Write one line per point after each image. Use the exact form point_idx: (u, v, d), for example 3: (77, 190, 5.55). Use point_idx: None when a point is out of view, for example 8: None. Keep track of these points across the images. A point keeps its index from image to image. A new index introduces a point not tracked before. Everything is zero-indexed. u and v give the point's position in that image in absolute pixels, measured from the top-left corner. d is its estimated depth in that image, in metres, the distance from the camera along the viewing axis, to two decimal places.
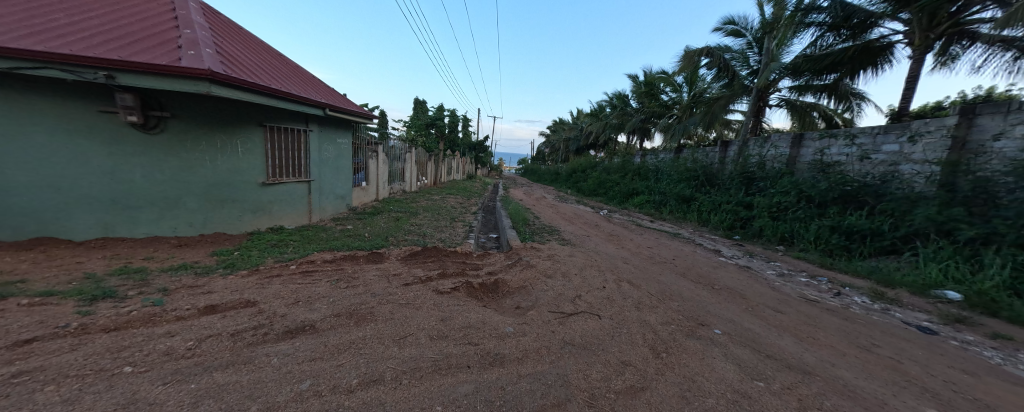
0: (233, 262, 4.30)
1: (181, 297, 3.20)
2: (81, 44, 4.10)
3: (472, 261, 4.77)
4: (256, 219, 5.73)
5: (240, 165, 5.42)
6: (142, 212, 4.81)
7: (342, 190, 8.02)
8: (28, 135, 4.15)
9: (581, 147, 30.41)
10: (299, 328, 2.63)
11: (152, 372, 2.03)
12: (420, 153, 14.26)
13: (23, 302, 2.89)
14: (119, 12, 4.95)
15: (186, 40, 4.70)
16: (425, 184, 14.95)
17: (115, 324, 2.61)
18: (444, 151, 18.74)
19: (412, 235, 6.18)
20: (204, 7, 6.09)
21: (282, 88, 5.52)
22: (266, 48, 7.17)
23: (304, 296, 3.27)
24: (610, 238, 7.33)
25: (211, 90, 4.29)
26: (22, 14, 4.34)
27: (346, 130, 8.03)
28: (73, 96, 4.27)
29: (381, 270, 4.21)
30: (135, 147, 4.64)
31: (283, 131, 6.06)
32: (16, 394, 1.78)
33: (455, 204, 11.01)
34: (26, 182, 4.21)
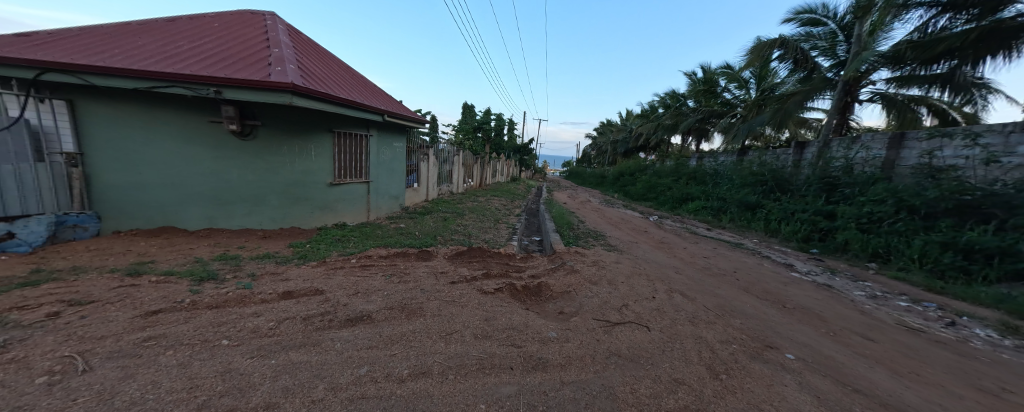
0: (305, 253, 4.81)
1: (265, 282, 3.67)
2: (199, 65, 4.92)
3: (515, 263, 4.81)
4: (323, 216, 6.36)
5: (312, 167, 6.06)
6: (236, 208, 5.59)
7: (395, 191, 8.58)
8: (159, 141, 5.07)
9: (630, 149, 29.15)
10: (357, 317, 2.86)
11: (243, 346, 2.35)
12: (467, 156, 14.75)
13: (151, 279, 3.51)
14: (226, 37, 5.86)
15: (274, 59, 5.40)
16: (471, 186, 15.42)
17: (214, 303, 3.06)
18: (490, 154, 19.14)
19: (458, 235, 6.42)
20: (289, 29, 6.95)
21: (349, 97, 6.09)
22: (337, 61, 7.96)
23: (363, 288, 3.56)
24: (662, 246, 6.90)
25: (293, 101, 4.86)
26: (159, 44, 5.33)
27: (400, 135, 8.60)
28: (191, 109, 5.12)
29: (430, 267, 4.43)
30: (232, 151, 5.40)
31: (348, 136, 6.66)
32: (147, 354, 2.19)
33: (499, 205, 11.20)
34: (156, 180, 5.15)
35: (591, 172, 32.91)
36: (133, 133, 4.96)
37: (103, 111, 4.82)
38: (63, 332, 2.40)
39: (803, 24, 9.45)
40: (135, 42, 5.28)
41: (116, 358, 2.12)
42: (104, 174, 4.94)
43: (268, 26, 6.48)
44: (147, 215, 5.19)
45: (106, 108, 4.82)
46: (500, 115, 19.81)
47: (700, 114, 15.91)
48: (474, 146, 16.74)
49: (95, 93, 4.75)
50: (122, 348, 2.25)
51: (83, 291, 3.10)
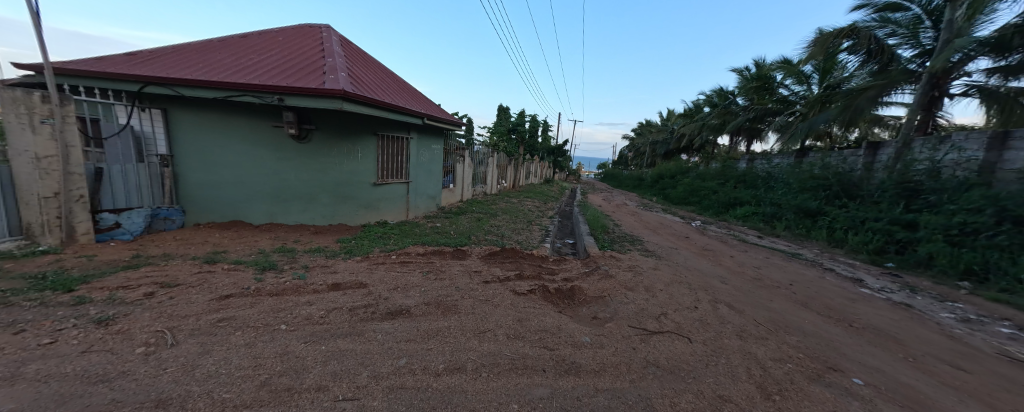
0: (351, 249, 5.14)
1: (316, 274, 3.98)
2: (265, 76, 5.45)
3: (547, 265, 4.79)
4: (367, 214, 6.76)
5: (359, 168, 6.45)
6: (293, 205, 6.10)
7: (433, 191, 8.91)
8: (232, 145, 5.68)
9: (671, 150, 27.75)
10: (397, 311, 3.01)
11: (298, 331, 2.57)
12: (501, 157, 14.90)
13: (223, 267, 3.94)
14: (288, 50, 6.44)
15: (328, 68, 5.83)
16: (505, 188, 15.56)
17: (274, 290, 3.37)
18: (524, 156, 19.15)
19: (492, 235, 6.52)
20: (341, 39, 7.47)
21: (393, 102, 6.42)
22: (382, 68, 8.44)
23: (402, 283, 3.74)
24: (706, 254, 6.49)
25: (343, 107, 5.22)
26: (234, 58, 5.98)
27: (438, 137, 8.91)
28: (257, 115, 5.67)
29: (464, 266, 4.54)
30: (290, 153, 5.90)
31: (391, 139, 7.03)
32: (219, 334, 2.46)
33: (532, 207, 11.20)
34: (228, 179, 5.77)
35: (628, 174, 31.81)
36: (211, 137, 5.60)
37: (188, 119, 5.49)
38: (155, 310, 2.77)
39: (878, 10, 8.43)
40: (215, 57, 5.96)
41: (196, 335, 2.41)
42: (187, 173, 5.63)
43: (324, 38, 7.02)
44: (220, 210, 5.83)
45: (191, 115, 5.50)
46: (535, 116, 19.74)
47: (756, 111, 14.86)
48: (508, 148, 16.86)
49: (182, 102, 5.43)
50: (200, 327, 2.55)
51: (170, 275, 3.56)
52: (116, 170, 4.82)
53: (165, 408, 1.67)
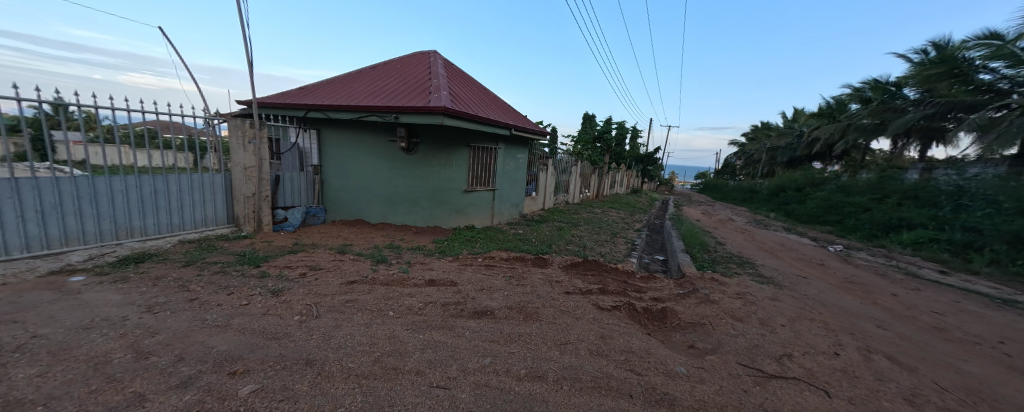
0: (444, 249, 5.67)
1: (416, 270, 4.49)
2: (385, 99, 6.44)
3: (633, 282, 4.49)
4: (458, 218, 7.39)
5: (453, 177, 7.10)
6: (399, 207, 7.03)
7: (516, 199, 9.27)
8: (358, 156, 6.85)
9: (797, 157, 23.17)
10: (483, 311, 3.21)
11: (402, 318, 2.96)
12: (585, 166, 14.61)
13: (349, 257, 4.77)
14: (403, 75, 7.53)
15: (434, 88, 6.61)
16: (587, 197, 15.17)
17: (385, 281, 3.94)
18: (609, 164, 18.32)
19: (573, 246, 6.42)
20: (444, 62, 8.43)
21: (485, 115, 6.93)
22: (478, 85, 9.20)
23: (487, 285, 3.96)
24: (846, 287, 5.23)
25: (444, 122, 5.81)
26: (364, 86, 7.27)
27: (525, 147, 9.24)
28: (377, 132, 6.71)
29: (545, 274, 4.58)
30: (400, 163, 6.81)
31: (481, 149, 7.57)
32: (346, 313, 2.98)
33: (617, 218, 10.65)
34: (354, 184, 6.97)
35: (735, 185, 27.71)
36: (345, 150, 6.86)
37: (331, 136, 6.84)
38: (306, 287, 3.51)
39: None
40: (352, 86, 7.34)
41: (332, 311, 2.98)
42: (328, 179, 7.02)
43: (431, 62, 8.01)
44: (348, 210, 7.09)
45: (332, 133, 6.82)
46: (624, 123, 18.77)
47: (944, 103, 11.42)
48: (594, 156, 16.27)
49: (327, 123, 6.79)
50: (334, 305, 3.14)
51: (315, 260, 4.47)
52: (284, 177, 6.31)
53: (311, 367, 2.10)
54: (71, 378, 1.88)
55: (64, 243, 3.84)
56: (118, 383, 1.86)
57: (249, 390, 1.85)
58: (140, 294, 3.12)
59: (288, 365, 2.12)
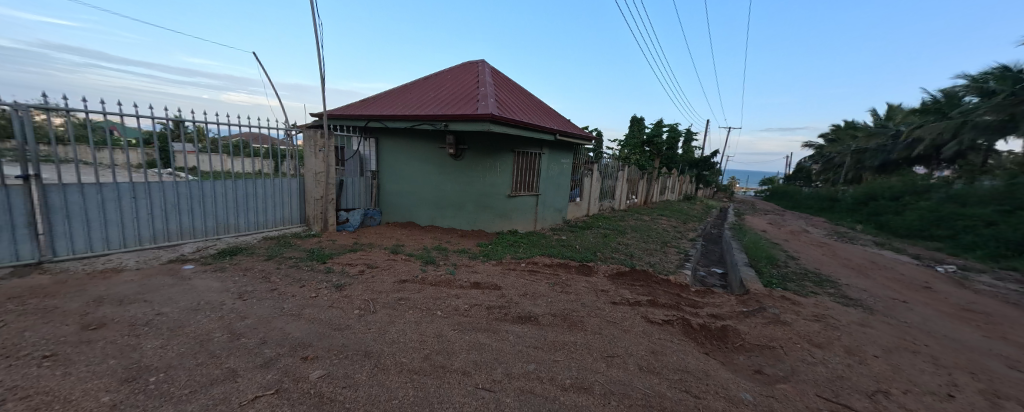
0: (488, 253, 5.78)
1: (461, 272, 4.63)
2: (436, 108, 6.78)
3: (686, 295, 4.21)
4: (502, 222, 7.50)
5: (497, 182, 7.23)
6: (447, 211, 7.31)
7: (559, 204, 9.19)
8: (410, 162, 7.27)
9: (893, 160, 20.05)
10: (526, 317, 3.22)
11: (449, 319, 3.07)
12: (633, 171, 14.05)
13: (401, 257, 5.07)
14: (452, 85, 7.90)
15: (481, 97, 6.82)
16: (634, 203, 14.53)
17: (433, 281, 4.12)
18: (659, 169, 17.36)
19: (619, 254, 6.18)
20: (491, 70, 8.68)
21: (530, 121, 6.98)
22: (523, 91, 9.32)
23: (530, 291, 3.96)
24: (958, 316, 4.39)
25: (490, 128, 5.93)
26: (417, 96, 7.73)
27: (569, 152, 9.13)
28: (428, 139, 7.07)
29: (590, 282, 4.46)
30: (449, 169, 7.10)
31: (526, 155, 7.62)
32: (399, 310, 3.17)
33: (668, 226, 10.06)
34: (406, 189, 7.40)
35: (810, 192, 24.71)
36: (399, 157, 7.33)
37: (387, 144, 7.36)
38: (364, 284, 3.80)
39: None
40: (406, 97, 7.84)
41: (386, 308, 3.19)
42: (384, 184, 7.54)
43: (479, 71, 8.29)
44: (400, 212, 7.55)
45: (388, 141, 7.33)
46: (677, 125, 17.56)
47: None
48: (642, 161, 15.51)
49: (384, 132, 7.31)
50: (388, 302, 3.36)
51: (371, 259, 4.81)
52: (347, 182, 6.90)
53: (370, 359, 2.26)
54: (182, 353, 2.23)
55: (181, 236, 4.65)
56: (217, 360, 2.16)
57: (317, 376, 2.04)
58: (231, 282, 3.60)
59: (350, 355, 2.30)
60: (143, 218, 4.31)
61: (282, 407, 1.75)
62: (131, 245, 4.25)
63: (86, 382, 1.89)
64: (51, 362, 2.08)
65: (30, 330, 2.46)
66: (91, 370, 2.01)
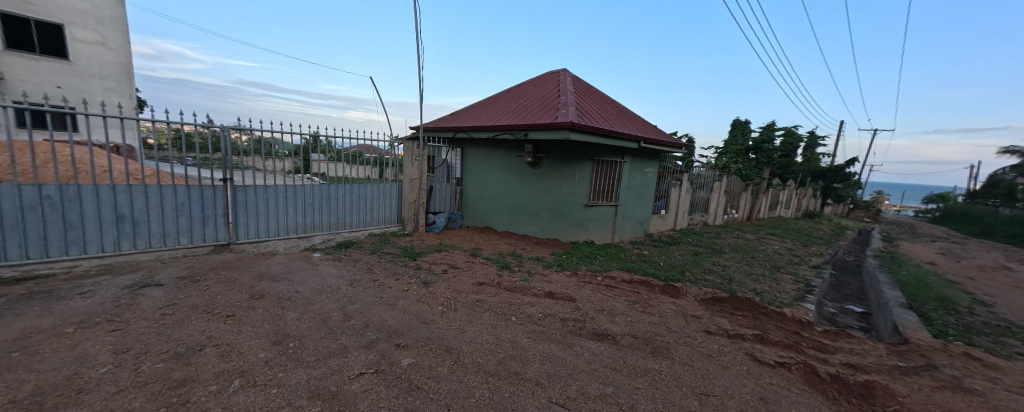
0: (562, 262, 5.68)
1: (536, 280, 4.63)
2: (517, 118, 6.99)
3: (805, 334, 3.49)
4: (578, 232, 7.31)
5: (574, 191, 7.07)
6: (522, 218, 7.43)
7: (641, 216, 8.59)
8: (491, 170, 7.62)
9: None
10: (603, 334, 3.04)
11: (524, 326, 3.08)
12: (734, 182, 12.33)
13: (480, 260, 5.30)
14: (534, 95, 8.08)
15: (561, 105, 6.80)
16: (733, 219, 12.72)
17: (509, 287, 4.20)
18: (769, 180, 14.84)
19: (714, 276, 5.45)
20: (574, 79, 8.65)
21: (611, 128, 6.70)
22: (607, 97, 9.03)
23: (608, 307, 3.75)
24: None
25: (569, 136, 5.83)
26: (501, 108, 8.12)
27: (654, 160, 8.49)
28: (508, 148, 7.31)
29: (676, 305, 4.02)
30: (526, 177, 7.22)
31: (606, 163, 7.30)
32: (477, 311, 3.31)
33: (780, 248, 8.51)
34: (486, 195, 7.77)
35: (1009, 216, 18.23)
36: (481, 165, 7.75)
37: (471, 153, 7.86)
38: (447, 283, 4.08)
39: None
40: (490, 109, 8.28)
41: (465, 308, 3.36)
42: (467, 190, 8.05)
43: (560, 81, 8.31)
44: (479, 217, 7.95)
45: (473, 150, 7.83)
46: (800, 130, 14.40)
47: None
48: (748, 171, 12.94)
49: (469, 142, 7.84)
50: (467, 302, 3.53)
51: (453, 260, 5.15)
52: (435, 187, 7.57)
53: (450, 355, 2.40)
54: (310, 326, 2.72)
55: (314, 229, 5.70)
56: (333, 336, 2.57)
57: (406, 364, 2.25)
58: (344, 270, 4.25)
59: (433, 348, 2.48)
60: (292, 213, 5.42)
61: (379, 387, 1.97)
62: (283, 234, 5.38)
63: (249, 341, 2.44)
64: (231, 321, 2.75)
65: (218, 294, 3.30)
66: (253, 330, 2.60)
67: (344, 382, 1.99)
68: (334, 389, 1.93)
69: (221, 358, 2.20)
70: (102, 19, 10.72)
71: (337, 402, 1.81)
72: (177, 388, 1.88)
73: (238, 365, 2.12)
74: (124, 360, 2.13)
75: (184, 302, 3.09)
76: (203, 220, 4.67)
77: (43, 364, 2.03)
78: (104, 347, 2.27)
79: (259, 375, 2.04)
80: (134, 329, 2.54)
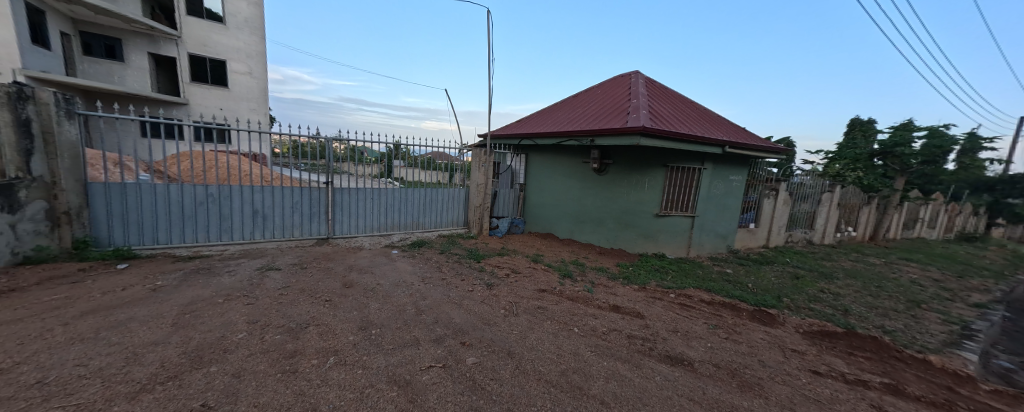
0: (630, 275, 5.32)
1: (601, 292, 4.39)
2: (584, 124, 6.80)
3: (963, 391, 2.69)
4: (647, 244, 6.80)
5: (645, 199, 6.59)
6: (586, 225, 7.17)
7: (724, 229, 7.66)
8: (555, 176, 7.54)
9: None
10: (678, 359, 2.73)
11: (588, 339, 2.93)
12: (851, 193, 10.27)
13: (542, 267, 5.24)
14: (603, 100, 7.80)
15: (632, 109, 6.43)
16: (847, 238, 10.59)
17: (571, 296, 4.07)
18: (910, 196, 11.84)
19: (822, 306, 4.56)
20: (649, 81, 8.14)
21: (690, 133, 6.09)
22: (686, 99, 8.29)
23: (684, 328, 3.38)
24: None
25: (640, 142, 5.45)
26: (568, 114, 8.02)
27: (742, 168, 7.51)
28: (574, 154, 7.14)
29: (771, 335, 3.45)
30: (592, 184, 6.96)
31: (683, 170, 6.66)
32: (538, 318, 3.25)
33: (918, 278, 6.79)
34: (549, 201, 7.70)
35: None
36: (546, 171, 7.72)
37: (536, 159, 7.90)
38: (510, 287, 4.10)
39: None
40: (557, 115, 8.21)
41: (527, 313, 3.33)
42: (530, 196, 8.09)
43: (632, 84, 7.88)
44: (541, 223, 7.91)
45: (538, 156, 7.85)
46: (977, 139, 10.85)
47: None
48: (872, 181, 10.50)
49: (535, 148, 7.89)
50: (529, 308, 3.49)
51: (516, 264, 5.18)
52: (500, 192, 7.77)
53: (512, 360, 2.38)
54: (387, 316, 2.96)
55: (395, 228, 6.27)
56: (407, 328, 2.75)
57: (471, 362, 2.29)
58: (416, 267, 4.56)
59: (495, 351, 2.49)
60: (376, 213, 6.04)
61: (446, 381, 2.03)
62: (371, 231, 6.02)
63: (340, 324, 2.75)
64: (326, 304, 3.14)
65: (317, 280, 3.79)
66: (343, 315, 2.93)
67: (416, 372, 2.11)
68: (408, 377, 2.05)
69: (321, 336, 2.52)
70: (250, 53, 13.31)
71: (410, 390, 1.91)
72: (288, 358, 2.20)
73: (332, 344, 2.41)
74: (252, 329, 2.57)
75: (293, 285, 3.63)
76: (310, 217, 5.48)
77: (201, 327, 2.56)
78: (241, 317, 2.78)
79: (348, 355, 2.28)
80: (259, 304, 3.06)
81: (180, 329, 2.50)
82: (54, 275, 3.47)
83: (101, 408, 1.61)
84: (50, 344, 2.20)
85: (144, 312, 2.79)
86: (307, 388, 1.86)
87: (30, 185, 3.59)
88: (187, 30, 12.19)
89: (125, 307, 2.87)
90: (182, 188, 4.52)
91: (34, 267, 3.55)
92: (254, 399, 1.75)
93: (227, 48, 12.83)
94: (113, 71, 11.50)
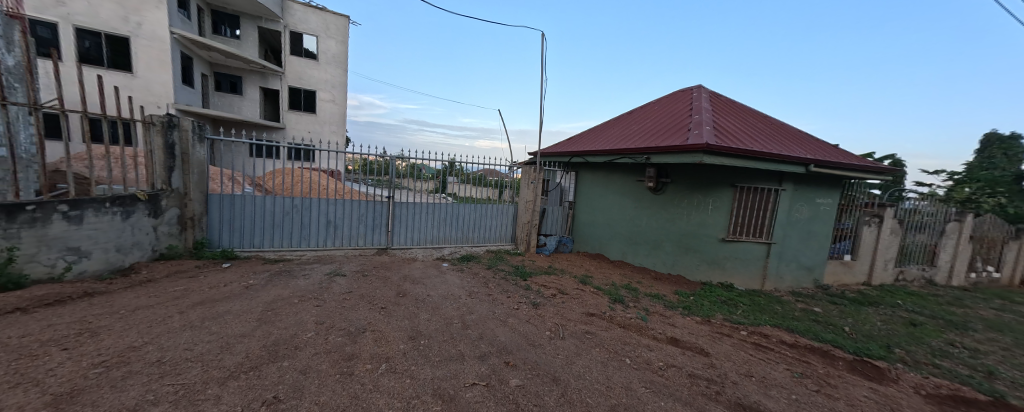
0: (690, 305, 4.81)
1: (656, 321, 4.03)
2: (639, 141, 6.53)
3: None
4: (711, 272, 6.15)
5: (709, 221, 6.00)
6: (640, 247, 6.72)
7: (809, 260, 6.63)
8: (607, 194, 7.28)
9: None
10: (751, 408, 2.34)
11: (642, 373, 2.66)
12: (988, 224, 8.23)
13: (591, 289, 4.99)
14: (660, 115, 7.47)
15: (693, 125, 6.01)
16: (986, 280, 8.44)
17: (622, 323, 3.79)
18: None
19: (952, 364, 3.63)
20: (713, 95, 7.61)
21: (763, 149, 5.48)
22: (757, 113, 7.56)
23: (759, 374, 2.92)
24: None
25: (703, 160, 5.04)
26: (622, 130, 7.80)
27: (832, 190, 6.51)
28: (628, 172, 6.84)
29: (878, 394, 2.81)
30: (647, 204, 6.55)
31: (755, 191, 5.96)
32: (585, 344, 3.06)
33: None
34: (601, 220, 7.41)
35: None
36: (597, 189, 7.50)
37: (587, 177, 7.74)
38: (556, 308, 3.97)
39: None
40: (611, 133, 8.00)
41: (574, 337, 3.17)
42: (581, 215, 7.89)
43: (693, 98, 7.41)
44: (591, 243, 7.63)
45: (590, 174, 7.69)
46: None
47: None
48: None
49: (587, 165, 7.74)
50: (576, 332, 3.32)
51: (563, 285, 4.99)
52: (548, 210, 7.69)
53: (558, 387, 2.26)
54: (437, 328, 3.04)
55: (447, 241, 6.55)
56: (454, 342, 2.78)
57: (515, 384, 2.21)
58: (465, 281, 4.64)
59: (539, 375, 2.38)
60: (431, 227, 6.36)
61: (490, 401, 1.99)
62: (425, 244, 6.36)
63: (393, 331, 2.88)
64: (382, 312, 3.32)
65: (376, 289, 4.04)
66: (396, 323, 3.07)
67: (460, 388, 2.09)
68: (452, 392, 2.04)
69: (375, 342, 2.65)
70: (335, 83, 15.32)
71: (453, 406, 1.90)
72: (347, 360, 2.34)
73: (386, 351, 2.52)
74: (319, 330, 2.80)
75: (355, 291, 3.90)
76: (372, 228, 5.92)
77: (281, 323, 2.88)
78: (311, 317, 3.06)
79: (400, 363, 2.35)
80: (326, 307, 3.34)
81: (265, 324, 2.83)
82: (178, 269, 4.18)
83: (199, 389, 1.84)
84: (169, 328, 2.62)
85: (237, 306, 3.21)
86: (360, 392, 1.95)
87: (169, 195, 4.44)
88: (289, 67, 14.36)
89: (224, 300, 3.33)
90: (274, 200, 5.23)
91: (166, 261, 4.32)
92: (316, 397, 1.86)
93: (318, 80, 14.95)
94: (234, 103, 13.98)
